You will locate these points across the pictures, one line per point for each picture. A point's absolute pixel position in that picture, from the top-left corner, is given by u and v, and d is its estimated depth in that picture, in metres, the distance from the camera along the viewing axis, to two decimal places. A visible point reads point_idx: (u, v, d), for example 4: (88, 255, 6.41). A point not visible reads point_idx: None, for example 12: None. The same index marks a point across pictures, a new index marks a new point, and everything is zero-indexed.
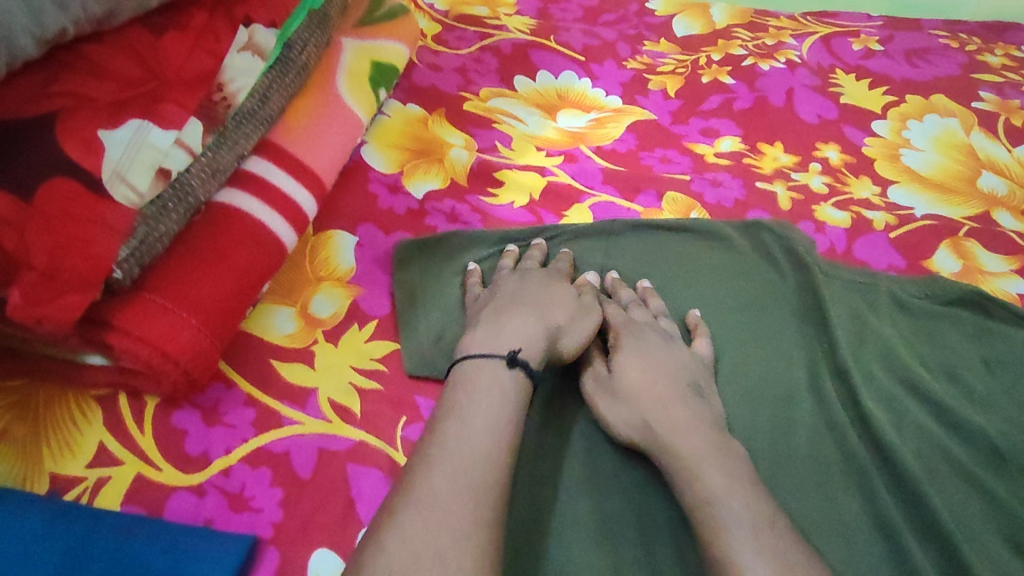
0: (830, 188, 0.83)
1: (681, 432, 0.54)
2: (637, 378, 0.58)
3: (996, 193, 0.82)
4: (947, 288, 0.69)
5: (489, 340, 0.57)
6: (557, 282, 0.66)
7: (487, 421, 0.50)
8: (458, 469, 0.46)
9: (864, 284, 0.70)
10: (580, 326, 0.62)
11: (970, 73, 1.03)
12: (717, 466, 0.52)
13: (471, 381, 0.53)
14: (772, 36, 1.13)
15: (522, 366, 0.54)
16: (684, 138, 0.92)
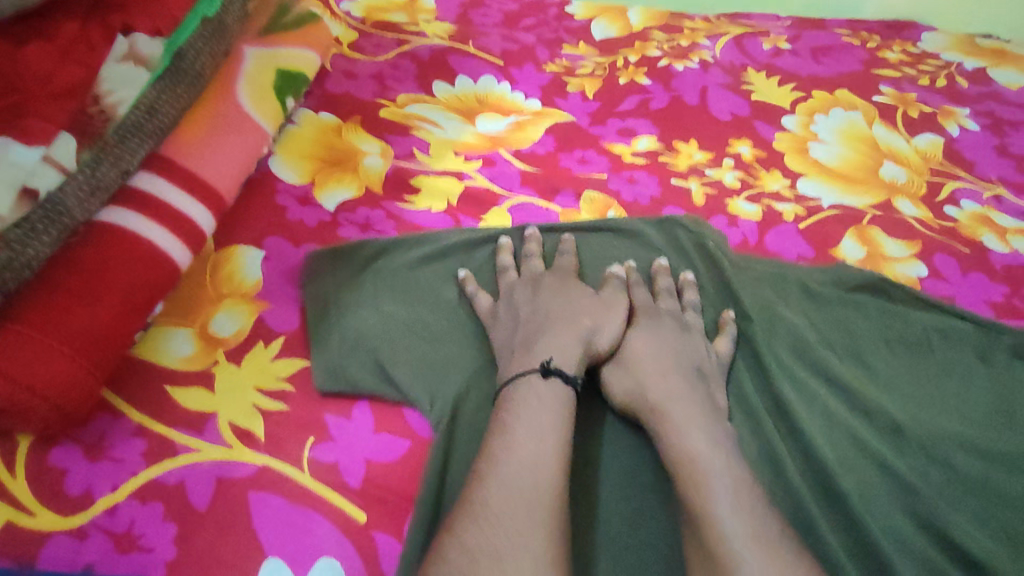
0: (742, 182, 0.84)
1: (672, 399, 0.57)
2: (641, 353, 0.61)
3: (897, 181, 0.85)
4: (851, 275, 0.71)
5: (525, 358, 0.58)
6: (573, 283, 0.67)
7: (540, 442, 0.51)
8: (512, 486, 0.48)
9: (772, 273, 0.72)
10: (611, 327, 0.63)
11: (871, 69, 1.08)
12: (699, 430, 0.55)
13: (514, 401, 0.55)
14: (687, 37, 1.16)
15: (556, 374, 0.56)
16: (602, 138, 0.92)
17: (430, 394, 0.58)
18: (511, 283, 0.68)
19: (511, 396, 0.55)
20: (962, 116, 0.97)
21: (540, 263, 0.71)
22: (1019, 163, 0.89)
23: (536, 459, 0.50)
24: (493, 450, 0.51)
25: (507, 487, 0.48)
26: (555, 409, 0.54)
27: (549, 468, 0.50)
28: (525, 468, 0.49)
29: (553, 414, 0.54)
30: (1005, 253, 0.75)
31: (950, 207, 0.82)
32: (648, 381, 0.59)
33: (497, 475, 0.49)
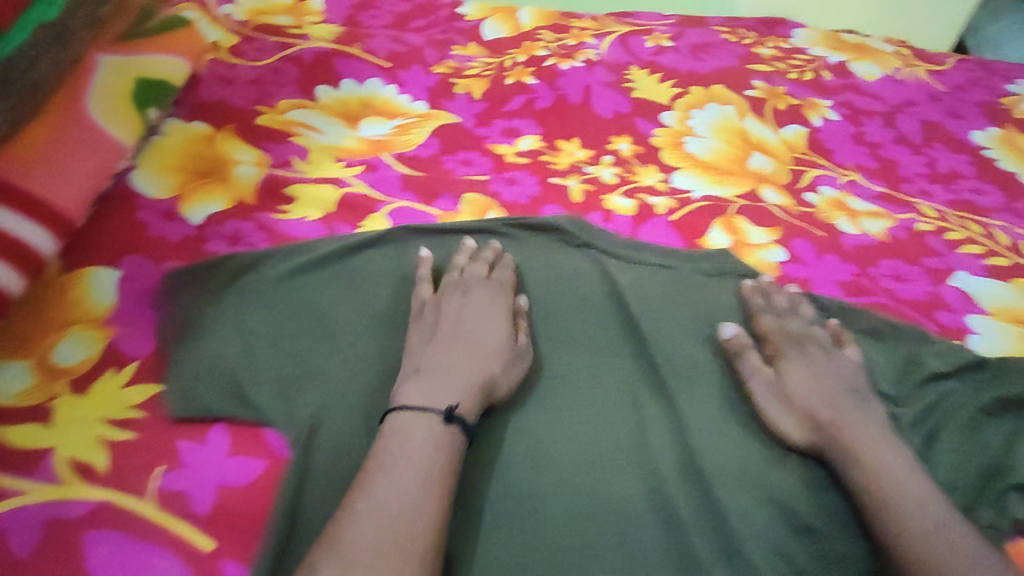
0: (620, 179, 0.87)
1: (858, 428, 0.58)
2: (817, 379, 0.63)
3: (764, 171, 0.90)
4: (725, 264, 0.75)
5: (427, 390, 0.56)
6: (500, 311, 0.66)
7: (423, 478, 0.50)
8: (393, 525, 0.46)
9: (659, 266, 0.75)
10: (514, 371, 0.61)
11: (746, 65, 1.14)
12: (891, 454, 0.55)
13: (404, 434, 0.52)
14: (574, 37, 1.18)
15: (459, 422, 0.54)
16: (486, 139, 0.93)
17: (289, 414, 0.58)
18: (445, 294, 0.67)
19: (396, 423, 0.53)
20: (825, 107, 1.04)
21: (485, 267, 0.70)
22: (872, 150, 0.96)
23: (418, 497, 0.48)
24: (371, 485, 0.49)
25: (383, 527, 0.46)
26: (445, 443, 0.53)
27: (433, 508, 0.48)
28: (403, 507, 0.47)
29: (441, 449, 0.52)
30: (856, 235, 0.81)
31: (810, 194, 0.87)
32: (822, 411, 0.60)
33: (374, 510, 0.47)
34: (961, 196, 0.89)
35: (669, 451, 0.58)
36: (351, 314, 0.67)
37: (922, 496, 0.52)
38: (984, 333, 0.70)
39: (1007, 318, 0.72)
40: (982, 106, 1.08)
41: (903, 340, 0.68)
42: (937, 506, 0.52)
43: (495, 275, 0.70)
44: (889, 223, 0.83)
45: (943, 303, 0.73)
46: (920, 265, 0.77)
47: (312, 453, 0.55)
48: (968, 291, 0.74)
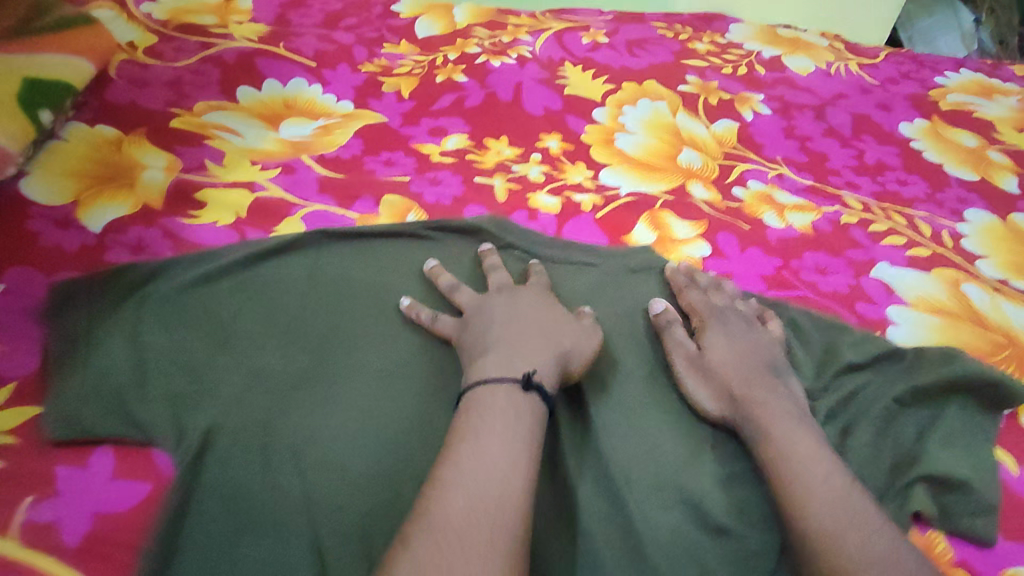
0: (547, 176, 0.85)
1: (771, 405, 0.57)
2: (735, 352, 0.62)
3: (692, 166, 0.90)
4: (649, 260, 0.74)
5: (502, 361, 0.57)
6: (551, 303, 0.65)
7: (509, 444, 0.50)
8: (486, 493, 0.46)
9: (583, 264, 0.73)
10: (585, 346, 0.61)
11: (680, 60, 1.13)
12: (800, 435, 0.55)
13: (481, 405, 0.53)
14: (508, 34, 1.16)
15: (536, 388, 0.54)
16: (412, 139, 0.90)
17: (178, 430, 0.56)
18: (488, 293, 0.66)
19: (475, 397, 0.54)
20: (757, 101, 1.04)
21: (508, 275, 0.69)
22: (802, 143, 0.96)
23: (506, 462, 0.48)
24: (457, 457, 0.49)
25: (472, 497, 0.46)
26: (526, 412, 0.53)
27: (521, 475, 0.48)
28: (496, 475, 0.47)
29: (522, 417, 0.52)
30: (781, 228, 0.80)
31: (738, 188, 0.87)
32: (737, 385, 0.59)
33: (462, 479, 0.47)
34: (886, 187, 0.89)
35: (583, 450, 0.57)
36: (257, 324, 0.65)
37: (826, 471, 0.52)
38: (903, 324, 0.70)
39: (927, 308, 0.72)
40: (910, 98, 1.09)
41: (822, 331, 0.67)
42: (839, 481, 0.51)
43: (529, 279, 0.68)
44: (814, 216, 0.83)
45: (864, 295, 0.73)
46: (843, 258, 0.77)
47: (198, 470, 0.54)
48: (889, 282, 0.74)
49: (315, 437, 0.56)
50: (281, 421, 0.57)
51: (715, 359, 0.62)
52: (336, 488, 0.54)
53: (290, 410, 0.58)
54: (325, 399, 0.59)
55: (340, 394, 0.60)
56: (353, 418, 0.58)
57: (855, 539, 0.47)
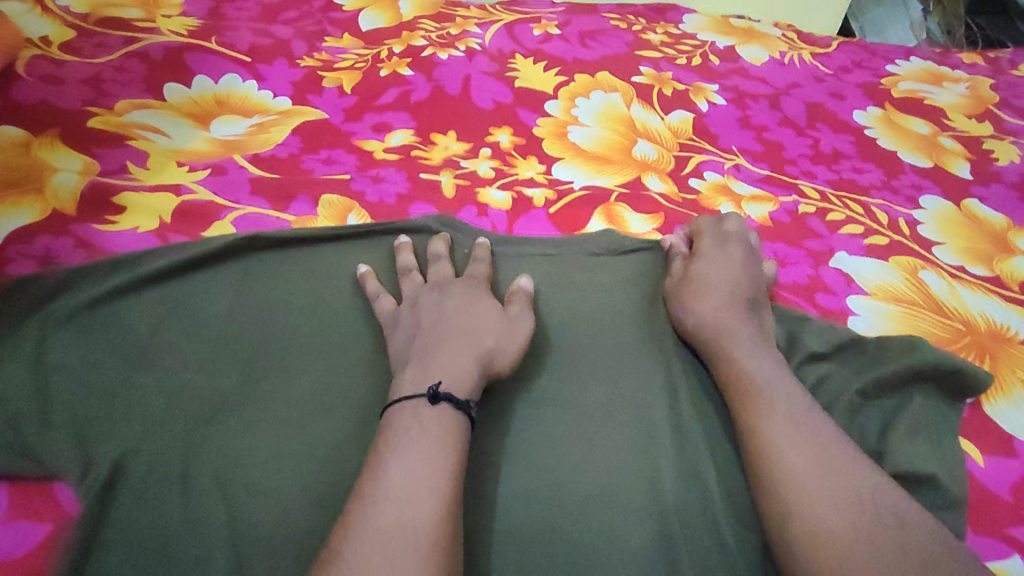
0: (497, 172, 0.81)
1: (740, 331, 0.59)
2: (719, 279, 0.64)
3: (647, 158, 0.87)
4: (624, 241, 0.71)
5: (418, 376, 0.52)
6: (481, 296, 0.61)
7: (416, 467, 0.45)
8: (378, 523, 0.42)
9: (541, 256, 0.69)
10: (511, 341, 0.57)
11: (634, 51, 1.10)
12: (781, 397, 0.53)
13: (389, 428, 0.49)
14: (457, 26, 1.11)
15: (446, 399, 0.50)
16: (354, 135, 0.85)
17: (85, 461, 0.50)
18: (420, 292, 0.61)
19: (389, 418, 0.50)
20: (711, 92, 1.02)
21: (449, 265, 0.65)
22: (758, 133, 0.95)
23: (409, 484, 0.45)
24: (366, 486, 0.45)
25: (369, 528, 0.42)
26: (435, 427, 0.48)
27: (427, 499, 0.44)
28: (395, 501, 0.44)
29: (430, 433, 0.48)
30: None
31: (694, 180, 0.84)
32: (712, 304, 0.61)
33: (366, 509, 0.43)
34: (843, 176, 0.88)
35: (547, 455, 0.53)
36: (178, 336, 0.58)
37: (796, 429, 0.51)
38: (864, 314, 0.68)
39: (886, 297, 0.70)
40: (863, 86, 1.08)
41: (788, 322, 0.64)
42: (827, 465, 0.48)
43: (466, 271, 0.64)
44: (772, 206, 0.81)
45: (824, 285, 0.71)
46: (802, 248, 0.75)
47: (106, 510, 0.48)
48: (848, 272, 0.73)
49: (243, 462, 0.51)
50: (203, 446, 0.51)
51: (698, 285, 0.63)
52: (263, 520, 0.48)
53: (216, 432, 0.52)
54: (254, 421, 0.53)
55: (272, 415, 0.54)
56: (286, 441, 0.52)
57: (833, 525, 0.45)
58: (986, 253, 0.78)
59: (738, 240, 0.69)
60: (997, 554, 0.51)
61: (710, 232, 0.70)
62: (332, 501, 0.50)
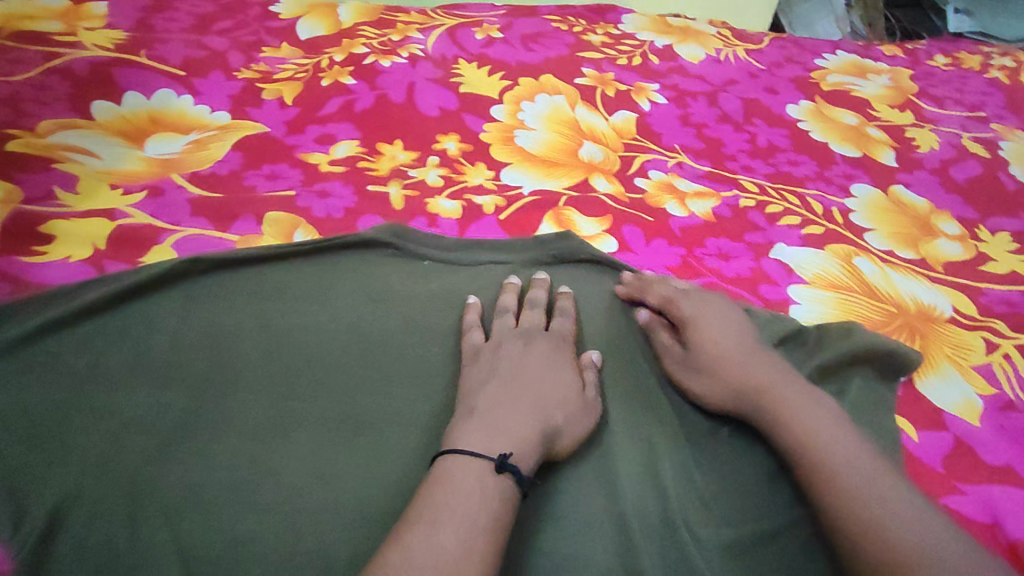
0: (446, 180, 0.81)
1: (776, 391, 0.55)
2: (730, 341, 0.60)
3: (593, 160, 0.88)
4: (571, 247, 0.71)
5: (482, 437, 0.49)
6: (561, 359, 0.58)
7: (467, 534, 0.43)
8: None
9: (494, 263, 0.70)
10: (581, 421, 0.54)
11: (576, 53, 1.12)
12: (836, 443, 0.51)
13: (450, 480, 0.46)
14: (398, 32, 1.10)
15: (512, 470, 0.47)
16: (297, 148, 0.84)
17: (19, 511, 0.47)
18: (506, 334, 0.60)
19: (439, 471, 0.47)
20: (652, 91, 1.04)
21: (543, 314, 0.62)
22: (698, 131, 0.98)
23: (457, 547, 0.42)
24: (405, 538, 0.42)
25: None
26: (494, 498, 0.46)
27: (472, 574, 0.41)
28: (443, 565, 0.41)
29: (487, 500, 0.45)
30: (684, 217, 0.81)
31: (640, 180, 0.87)
32: (738, 376, 0.57)
33: (406, 566, 0.40)
34: (779, 169, 0.92)
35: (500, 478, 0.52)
36: (122, 369, 0.56)
37: (859, 476, 0.48)
38: (805, 303, 0.71)
39: (825, 285, 0.74)
40: (795, 81, 1.13)
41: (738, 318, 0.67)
42: (893, 503, 0.47)
43: (526, 319, 0.62)
44: (714, 202, 0.84)
45: (766, 276, 0.74)
46: (744, 242, 0.78)
47: (43, 560, 0.45)
48: (787, 262, 0.76)
49: (196, 497, 0.49)
50: (152, 481, 0.49)
51: (713, 358, 0.59)
52: (224, 552, 0.46)
53: (167, 466, 0.50)
54: (202, 455, 0.51)
55: (221, 445, 0.52)
56: (238, 472, 0.50)
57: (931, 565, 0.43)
58: (913, 236, 0.83)
59: (716, 300, 0.64)
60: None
61: (680, 295, 0.65)
62: (286, 528, 0.48)
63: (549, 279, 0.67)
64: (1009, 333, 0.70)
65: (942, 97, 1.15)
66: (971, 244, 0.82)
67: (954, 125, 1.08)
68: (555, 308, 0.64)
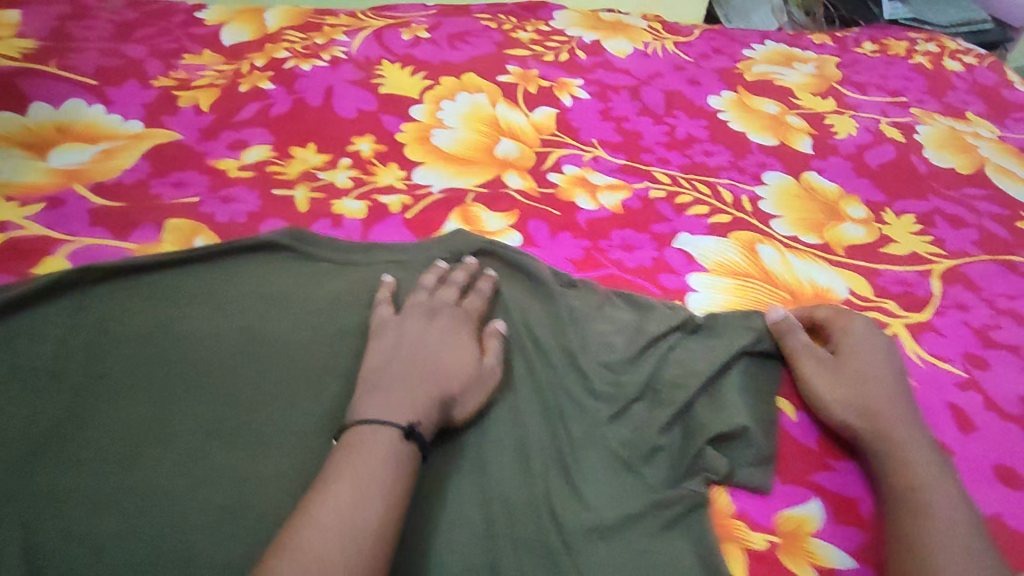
0: (355, 181, 0.82)
1: (904, 427, 0.57)
2: (874, 364, 0.62)
3: (508, 156, 0.89)
4: (465, 241, 0.73)
5: (382, 404, 0.52)
6: (460, 333, 0.60)
7: (385, 489, 0.47)
8: (349, 537, 0.43)
9: (392, 262, 0.72)
10: (476, 391, 0.57)
11: (502, 50, 1.12)
12: (941, 480, 0.53)
13: (363, 443, 0.49)
14: (324, 35, 1.10)
15: (417, 436, 0.50)
16: (208, 155, 0.84)
17: None
18: (413, 305, 0.63)
19: (351, 437, 0.50)
20: (575, 86, 1.05)
21: (457, 291, 0.65)
22: (617, 124, 0.99)
23: (375, 495, 0.46)
24: (326, 495, 0.46)
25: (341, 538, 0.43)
26: (407, 459, 0.49)
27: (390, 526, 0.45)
28: (366, 518, 0.44)
29: (401, 459, 0.49)
30: (592, 210, 0.82)
31: (553, 175, 0.87)
32: (876, 404, 0.59)
33: (332, 517, 0.44)
34: (693, 159, 0.93)
35: None
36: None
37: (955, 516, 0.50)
38: (703, 291, 0.73)
39: (725, 272, 0.75)
40: (719, 72, 1.14)
41: (628, 307, 0.69)
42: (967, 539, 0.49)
43: (438, 294, 0.64)
44: (624, 195, 0.85)
45: (666, 266, 0.76)
46: (648, 232, 0.79)
47: None
48: (689, 251, 0.78)
49: (58, 502, 0.50)
50: (17, 487, 0.51)
51: (855, 373, 0.61)
52: (79, 551, 0.48)
53: (36, 471, 0.52)
54: (77, 458, 0.53)
55: (96, 449, 0.54)
56: (110, 475, 0.52)
57: None
58: (818, 221, 0.84)
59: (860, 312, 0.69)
60: (798, 501, 0.56)
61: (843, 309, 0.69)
62: (148, 528, 0.49)
63: (476, 263, 0.69)
64: (899, 313, 0.72)
65: (865, 83, 1.17)
66: (874, 227, 0.84)
67: (875, 111, 1.09)
68: (472, 287, 0.66)
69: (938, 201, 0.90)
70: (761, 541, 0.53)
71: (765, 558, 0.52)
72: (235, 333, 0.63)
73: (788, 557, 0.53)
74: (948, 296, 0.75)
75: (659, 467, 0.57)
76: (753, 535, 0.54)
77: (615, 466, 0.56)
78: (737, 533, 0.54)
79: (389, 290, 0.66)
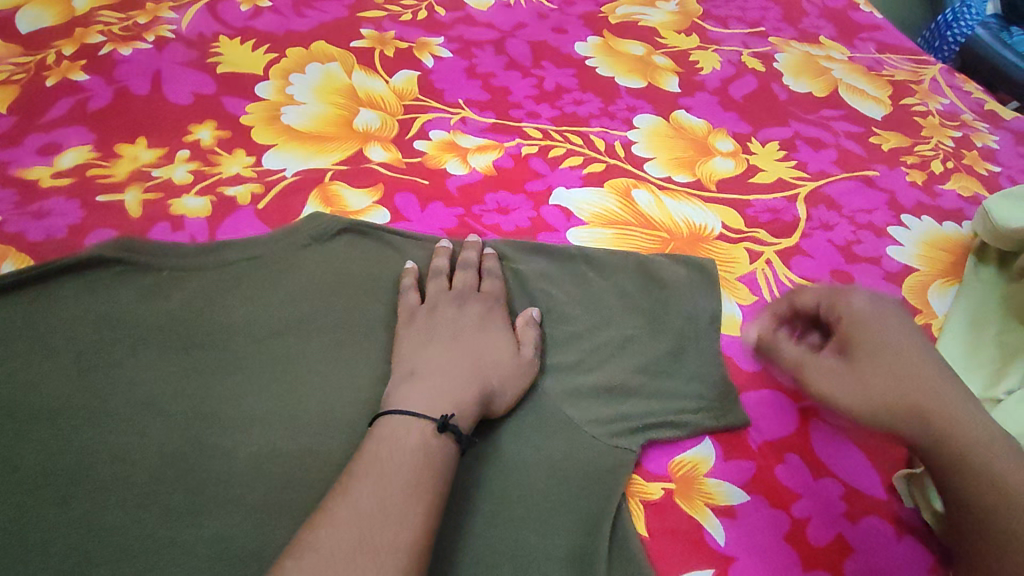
0: (196, 175, 0.74)
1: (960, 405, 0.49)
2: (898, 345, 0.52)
3: (369, 128, 0.82)
4: (327, 223, 0.68)
5: (423, 395, 0.53)
6: (494, 327, 0.61)
7: (415, 484, 0.46)
8: (375, 534, 0.43)
9: (247, 260, 0.65)
10: (515, 382, 0.58)
11: (355, 13, 1.03)
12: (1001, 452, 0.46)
13: (393, 438, 0.49)
14: (146, 13, 0.96)
15: (453, 430, 0.51)
16: (12, 165, 0.72)
17: None
18: (441, 298, 0.63)
19: (380, 429, 0.50)
20: (436, 45, 0.99)
21: (476, 274, 0.66)
22: (484, 81, 0.94)
23: (402, 501, 0.45)
24: (351, 490, 0.45)
25: (360, 533, 0.43)
26: (436, 456, 0.49)
27: (417, 522, 0.45)
28: (394, 510, 0.44)
29: (431, 458, 0.48)
30: (463, 175, 0.78)
31: (419, 142, 0.81)
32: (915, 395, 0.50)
33: (352, 513, 0.44)
34: (564, 110, 0.90)
35: (232, 501, 0.51)
36: None
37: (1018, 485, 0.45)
38: (583, 245, 0.72)
39: (604, 223, 0.75)
40: (585, 17, 1.11)
41: (551, 273, 0.69)
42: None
43: (458, 278, 0.65)
44: (496, 154, 0.81)
45: (545, 225, 0.74)
46: (523, 192, 0.77)
47: None
48: (566, 205, 0.76)
49: None
50: None
51: (879, 375, 0.51)
52: None
53: None
54: None
55: None
56: None
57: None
58: (689, 159, 0.84)
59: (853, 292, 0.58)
60: (690, 445, 0.59)
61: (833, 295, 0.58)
62: None
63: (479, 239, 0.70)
64: (770, 241, 0.75)
65: (725, 16, 1.17)
66: (742, 159, 0.86)
67: (737, 43, 1.10)
68: (482, 270, 0.66)
69: (798, 126, 0.92)
70: (656, 490, 0.56)
71: (661, 507, 0.55)
72: (67, 370, 0.56)
73: (686, 501, 0.56)
74: (813, 218, 0.79)
75: (571, 448, 0.58)
76: (649, 486, 0.57)
77: (546, 436, 0.58)
78: (636, 487, 0.56)
79: (409, 266, 0.66)
